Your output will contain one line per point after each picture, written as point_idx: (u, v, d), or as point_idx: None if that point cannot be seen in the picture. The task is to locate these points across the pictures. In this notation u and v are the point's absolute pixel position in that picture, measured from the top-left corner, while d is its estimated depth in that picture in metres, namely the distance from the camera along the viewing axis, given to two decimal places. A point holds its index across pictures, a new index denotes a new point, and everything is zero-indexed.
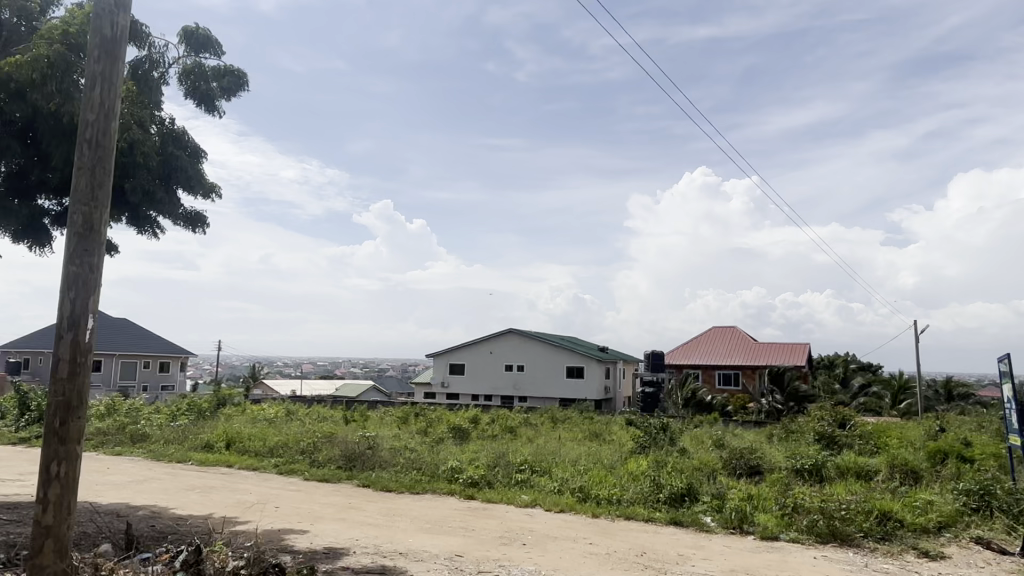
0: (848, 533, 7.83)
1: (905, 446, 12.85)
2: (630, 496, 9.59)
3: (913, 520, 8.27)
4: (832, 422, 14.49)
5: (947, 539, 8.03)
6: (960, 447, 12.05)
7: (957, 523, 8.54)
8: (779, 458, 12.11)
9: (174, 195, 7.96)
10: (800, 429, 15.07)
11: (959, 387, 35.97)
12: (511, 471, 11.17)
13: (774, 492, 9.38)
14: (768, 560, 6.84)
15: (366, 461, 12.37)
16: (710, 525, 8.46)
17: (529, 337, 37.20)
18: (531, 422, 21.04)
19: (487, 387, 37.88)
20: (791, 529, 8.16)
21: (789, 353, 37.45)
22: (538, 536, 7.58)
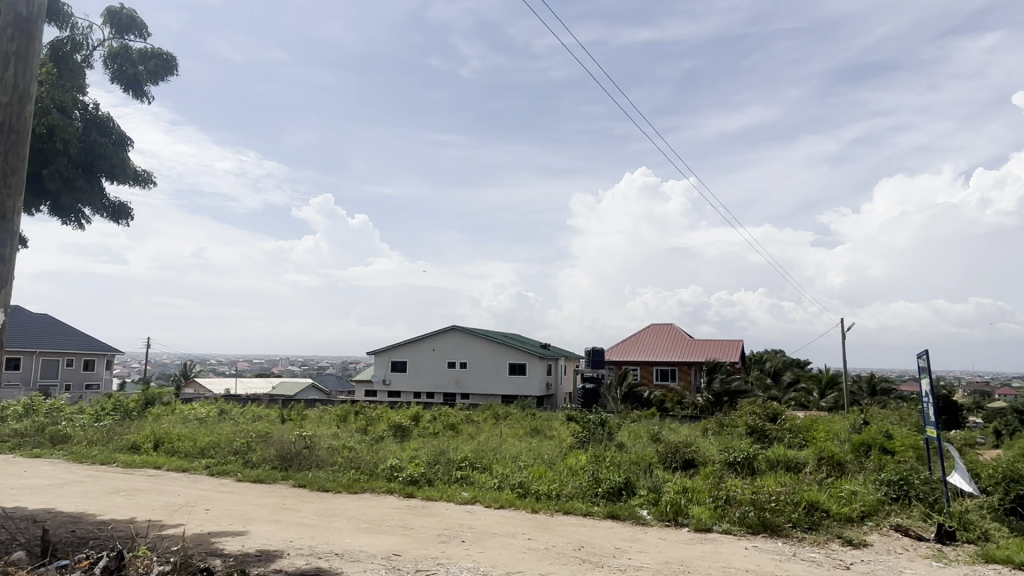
0: (777, 524, 8.09)
1: (831, 439, 13.39)
2: (568, 491, 9.67)
3: (838, 510, 8.62)
4: (763, 416, 14.97)
5: (869, 527, 8.40)
6: (882, 439, 12.63)
7: (879, 511, 8.95)
8: (713, 451, 12.43)
9: (98, 185, 7.57)
10: (733, 423, 15.50)
11: (881, 382, 37.73)
12: (451, 469, 11.11)
13: (708, 484, 9.62)
14: (702, 551, 7.00)
15: (302, 461, 12.10)
16: (646, 518, 8.62)
17: (471, 334, 37.14)
18: (472, 419, 21.01)
19: (429, 384, 37.62)
20: (724, 521, 8.38)
21: (723, 349, 38.55)
22: (477, 532, 7.56)
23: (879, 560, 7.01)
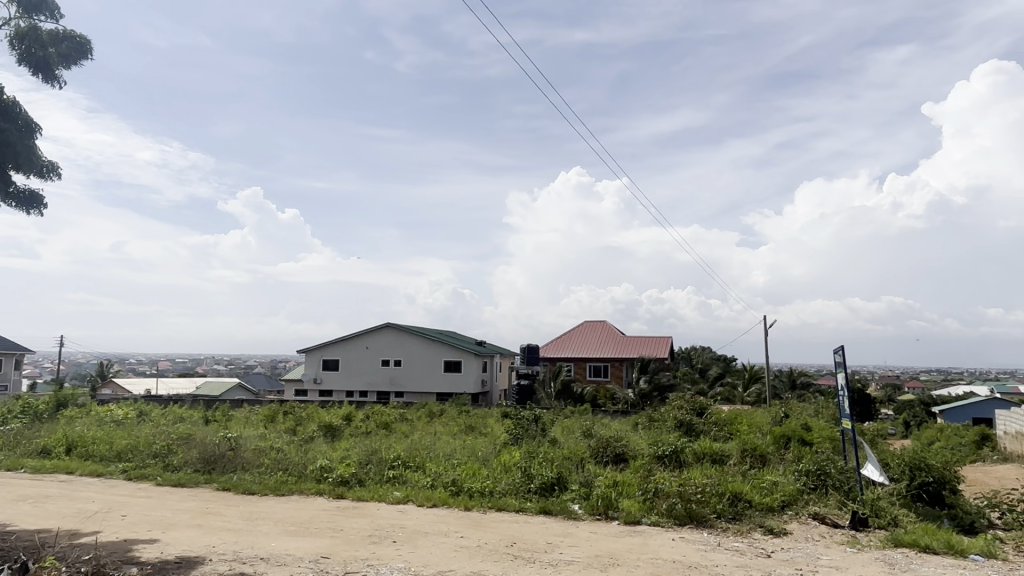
0: (703, 515, 8.33)
1: (754, 432, 13.90)
2: (502, 487, 9.69)
3: (760, 500, 8.95)
4: (691, 410, 15.41)
5: (789, 516, 8.76)
6: (800, 431, 13.20)
7: (798, 501, 9.34)
8: (643, 445, 12.71)
9: (3, 172, 7.09)
10: (662, 417, 15.90)
11: (800, 376, 39.46)
12: (383, 468, 10.96)
13: (638, 478, 9.82)
14: (631, 544, 7.14)
15: (227, 463, 11.69)
16: (578, 512, 8.73)
17: (406, 331, 36.77)
18: (406, 417, 20.80)
19: (363, 383, 37.04)
20: (652, 513, 8.56)
21: (654, 346, 39.45)
22: (408, 532, 7.48)
23: (799, 548, 7.30)
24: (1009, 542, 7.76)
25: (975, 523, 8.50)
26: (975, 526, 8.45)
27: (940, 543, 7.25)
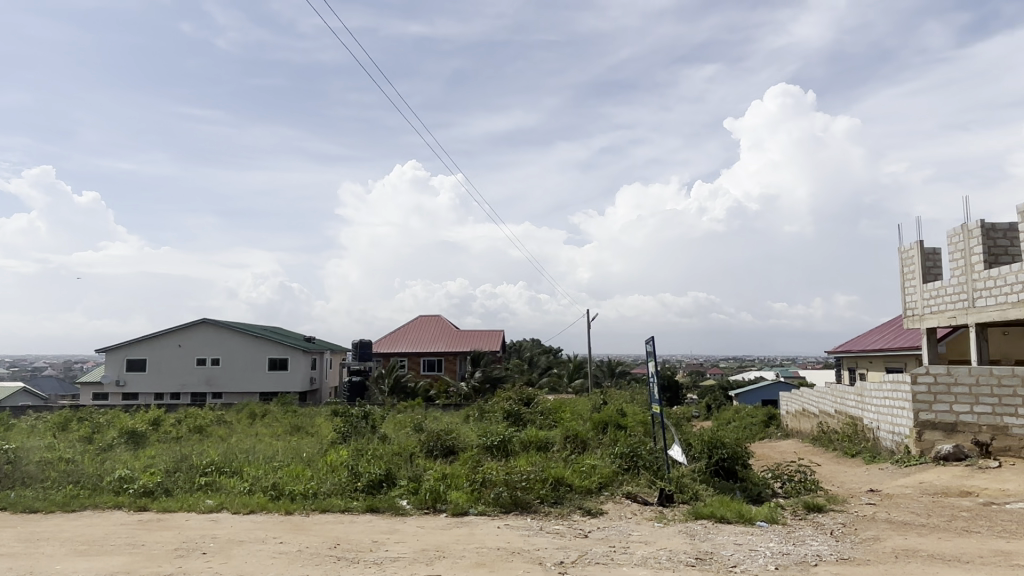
0: (527, 501, 8.63)
1: (576, 419, 14.64)
2: (326, 488, 9.35)
3: (580, 484, 9.43)
4: (518, 401, 15.90)
5: (606, 497, 9.32)
6: (617, 417, 14.13)
7: (614, 482, 9.98)
8: (472, 437, 12.87)
9: None
10: (491, 409, 16.23)
11: (619, 366, 42.21)
12: (194, 475, 10.16)
13: (466, 469, 9.94)
14: (457, 535, 7.20)
15: (3, 479, 10.20)
16: (406, 508, 8.65)
17: (225, 327, 34.36)
18: (225, 420, 19.43)
19: (175, 384, 34.12)
20: (479, 503, 8.70)
21: (486, 339, 40.15)
22: (221, 542, 6.98)
23: (613, 526, 7.80)
24: (787, 508, 8.82)
25: (762, 493, 9.56)
26: (762, 495, 9.50)
27: (733, 513, 8.08)
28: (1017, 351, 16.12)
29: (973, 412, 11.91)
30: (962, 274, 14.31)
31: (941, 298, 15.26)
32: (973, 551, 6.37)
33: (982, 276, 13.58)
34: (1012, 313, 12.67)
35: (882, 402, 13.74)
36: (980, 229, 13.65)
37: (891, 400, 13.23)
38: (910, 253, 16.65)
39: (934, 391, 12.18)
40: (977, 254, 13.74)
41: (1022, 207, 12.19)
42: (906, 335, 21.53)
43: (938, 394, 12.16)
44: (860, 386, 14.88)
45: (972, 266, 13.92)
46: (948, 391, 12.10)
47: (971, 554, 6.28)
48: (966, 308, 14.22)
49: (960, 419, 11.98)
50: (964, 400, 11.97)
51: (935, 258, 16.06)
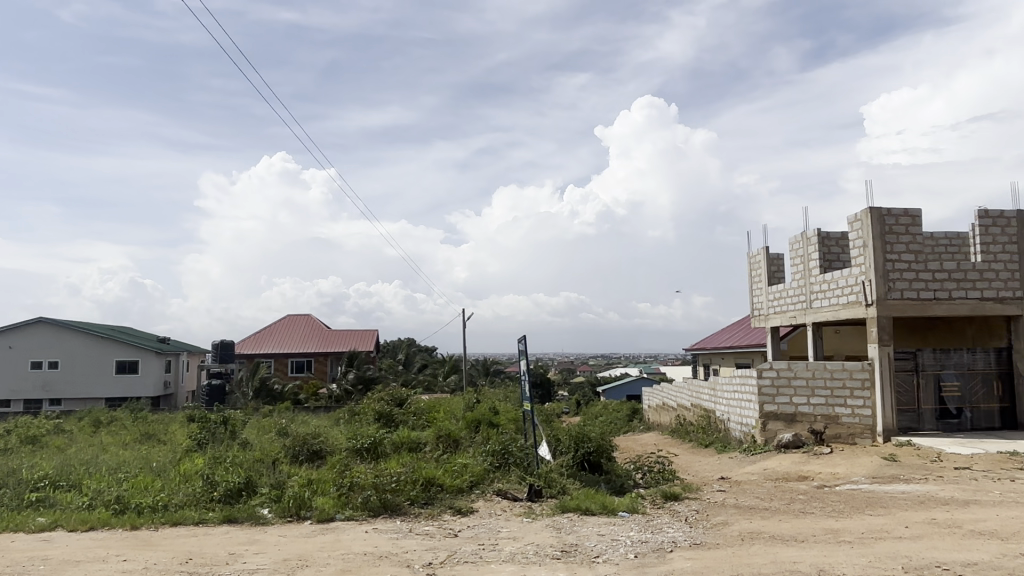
0: (397, 503, 8.51)
1: (449, 418, 14.63)
2: (178, 500, 8.72)
3: (451, 483, 9.41)
4: (390, 401, 15.62)
5: (476, 495, 9.37)
6: (489, 415, 14.27)
7: (484, 479, 10.05)
8: (340, 440, 12.52)
9: None
10: (362, 410, 15.84)
11: (492, 364, 42.66)
12: (24, 492, 9.13)
13: (333, 474, 9.63)
14: (322, 542, 6.95)
15: None
16: (267, 517, 8.25)
17: (66, 326, 31.24)
18: (63, 429, 17.66)
19: (3, 390, 30.61)
20: (347, 508, 8.46)
21: (359, 339, 39.17)
22: (53, 564, 6.31)
23: (482, 524, 7.86)
24: (648, 498, 9.27)
25: (624, 484, 9.99)
26: (624, 486, 9.94)
27: (597, 505, 8.38)
28: (845, 347, 17.94)
29: (810, 403, 13.10)
30: (801, 278, 15.71)
31: (783, 300, 16.67)
32: (808, 530, 7.01)
33: (818, 280, 14.96)
34: (842, 313, 14.08)
35: (733, 396, 14.79)
36: (817, 237, 15.04)
37: (740, 393, 14.27)
38: (758, 258, 18.06)
39: (778, 384, 13.24)
40: (814, 260, 15.13)
41: (851, 218, 13.56)
42: (754, 334, 23.34)
43: (781, 387, 13.25)
44: (713, 381, 15.95)
45: (810, 271, 15.31)
46: (789, 384, 13.21)
47: (807, 533, 6.91)
48: (804, 309, 15.63)
49: (798, 410, 13.13)
50: (803, 392, 13.12)
51: (778, 263, 17.56)
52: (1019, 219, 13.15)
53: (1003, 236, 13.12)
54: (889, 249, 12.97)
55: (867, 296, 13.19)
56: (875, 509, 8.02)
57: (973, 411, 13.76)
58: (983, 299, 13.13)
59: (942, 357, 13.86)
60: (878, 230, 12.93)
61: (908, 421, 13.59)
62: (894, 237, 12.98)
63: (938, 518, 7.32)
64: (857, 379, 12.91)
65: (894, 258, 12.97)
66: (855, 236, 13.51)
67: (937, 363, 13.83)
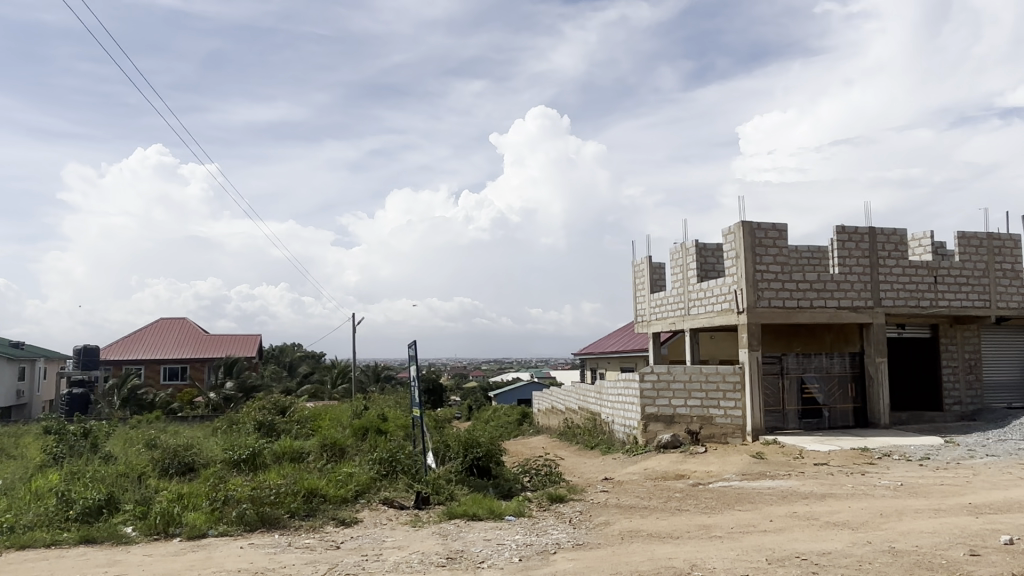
0: (276, 517, 8.15)
1: (335, 426, 14.22)
2: (27, 520, 7.94)
3: (335, 493, 9.13)
4: (272, 410, 14.96)
5: (361, 505, 9.14)
6: (377, 422, 14.00)
7: (370, 488, 9.83)
8: (216, 451, 11.86)
9: None
10: (241, 419, 15.08)
11: (383, 371, 41.90)
12: None
13: (207, 487, 9.10)
14: (192, 561, 6.54)
15: None
16: (131, 536, 7.66)
17: None
18: None
19: None
20: (221, 523, 8.01)
21: (240, 344, 37.33)
22: None
23: (366, 534, 7.67)
24: (534, 501, 9.40)
25: (512, 488, 10.08)
26: (512, 490, 10.03)
27: (484, 509, 8.40)
28: (719, 351, 19.06)
29: (687, 404, 13.78)
30: (680, 286, 16.51)
31: (664, 307, 17.45)
32: (682, 527, 7.34)
33: (696, 288, 15.77)
34: (717, 319, 14.92)
35: (617, 398, 15.31)
36: (695, 247, 15.88)
37: (624, 397, 14.78)
38: (642, 267, 18.82)
39: (658, 387, 13.81)
40: (692, 269, 15.96)
41: (726, 231, 14.39)
42: (637, 339, 24.32)
43: (661, 390, 13.82)
44: (599, 385, 16.44)
45: (688, 280, 16.11)
46: (668, 387, 13.81)
47: (681, 529, 7.24)
48: (683, 315, 16.43)
49: (677, 412, 13.76)
50: (681, 394, 13.78)
51: (660, 272, 18.37)
52: (870, 235, 14.43)
53: (856, 250, 14.37)
54: (758, 260, 13.89)
55: (739, 305, 14.05)
56: (744, 504, 8.53)
57: (831, 411, 14.96)
58: (840, 308, 14.31)
59: (805, 361, 14.92)
60: (749, 243, 13.82)
61: (774, 421, 14.59)
62: (764, 250, 13.92)
63: (798, 511, 7.88)
64: (730, 382, 13.70)
65: (763, 269, 13.90)
66: (728, 247, 14.36)
67: (800, 367, 14.86)
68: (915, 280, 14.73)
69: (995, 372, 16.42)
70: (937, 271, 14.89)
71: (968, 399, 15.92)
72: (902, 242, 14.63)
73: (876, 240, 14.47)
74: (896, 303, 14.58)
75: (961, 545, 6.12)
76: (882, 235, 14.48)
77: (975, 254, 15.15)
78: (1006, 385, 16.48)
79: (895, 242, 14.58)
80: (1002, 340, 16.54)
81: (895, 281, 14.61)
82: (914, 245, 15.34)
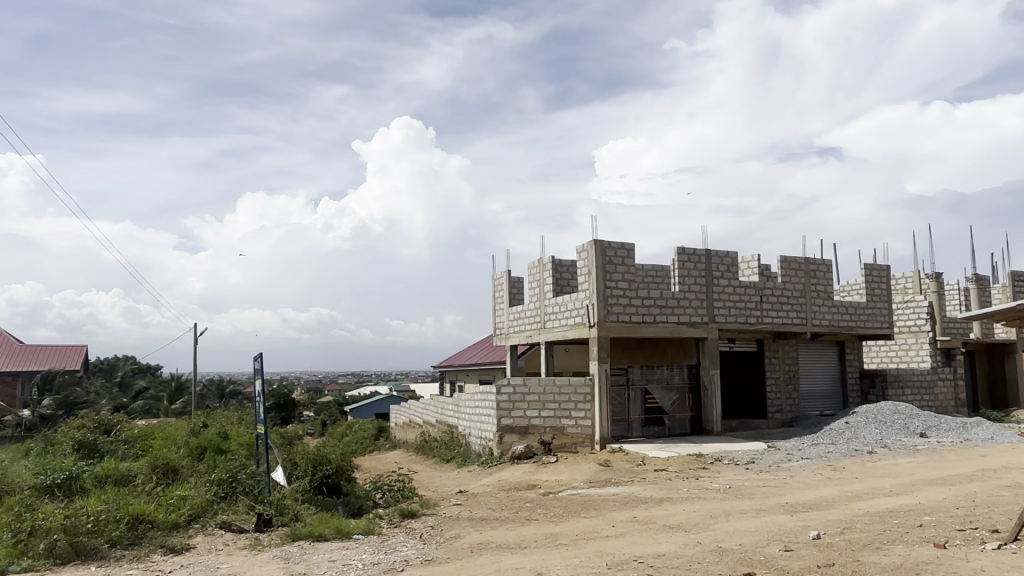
0: (93, 547, 7.37)
1: (169, 446, 13.13)
2: None
3: (165, 519, 8.41)
4: (95, 429, 13.54)
5: (195, 530, 8.50)
6: (217, 440, 13.11)
7: (206, 512, 9.15)
8: (24, 475, 10.54)
9: None
10: (56, 440, 13.50)
11: (229, 386, 39.34)
12: None
13: (11, 517, 8.06)
14: None
15: None
16: None
17: None
18: None
19: None
20: (25, 558, 7.11)
21: (62, 356, 33.57)
22: None
23: (198, 562, 7.12)
24: (384, 518, 9.18)
25: (362, 505, 9.81)
26: (362, 508, 9.75)
27: (331, 529, 8.08)
28: (573, 364, 19.78)
29: (541, 415, 14.14)
30: (536, 301, 16.97)
31: (521, 320, 17.85)
32: (530, 537, 7.48)
33: (551, 303, 16.28)
34: (570, 333, 15.47)
35: (474, 411, 15.39)
36: (551, 263, 16.41)
37: (480, 408, 14.91)
38: (501, 281, 19.14)
39: (514, 399, 14.05)
40: (548, 284, 16.47)
41: (579, 248, 14.99)
42: (496, 352, 24.64)
43: (516, 402, 14.06)
44: (456, 398, 16.44)
45: (544, 295, 16.61)
46: (523, 399, 14.09)
47: (528, 539, 7.38)
48: (538, 329, 16.87)
49: (531, 423, 14.06)
50: (534, 406, 14.12)
51: (518, 285, 18.78)
52: (707, 256, 15.63)
53: (694, 270, 15.50)
54: (608, 277, 14.58)
55: (590, 319, 14.65)
56: (589, 512, 8.85)
57: (670, 419, 15.95)
58: (680, 324, 15.33)
59: (648, 373, 15.82)
60: (600, 260, 14.49)
61: (620, 430, 15.34)
62: (613, 267, 14.63)
63: (637, 516, 8.30)
64: (580, 394, 14.22)
65: (612, 285, 14.62)
66: (582, 264, 14.95)
67: (644, 379, 15.75)
68: (744, 298, 16.11)
69: (810, 383, 18.30)
70: (763, 291, 16.39)
71: (787, 407, 17.61)
72: (734, 264, 15.96)
73: (711, 261, 15.69)
74: (728, 320, 15.85)
75: (777, 541, 6.72)
76: (717, 257, 15.74)
77: (794, 276, 16.84)
78: (818, 394, 18.40)
79: (728, 263, 15.88)
80: (815, 354, 18.48)
81: (727, 299, 15.89)
82: (744, 266, 16.78)
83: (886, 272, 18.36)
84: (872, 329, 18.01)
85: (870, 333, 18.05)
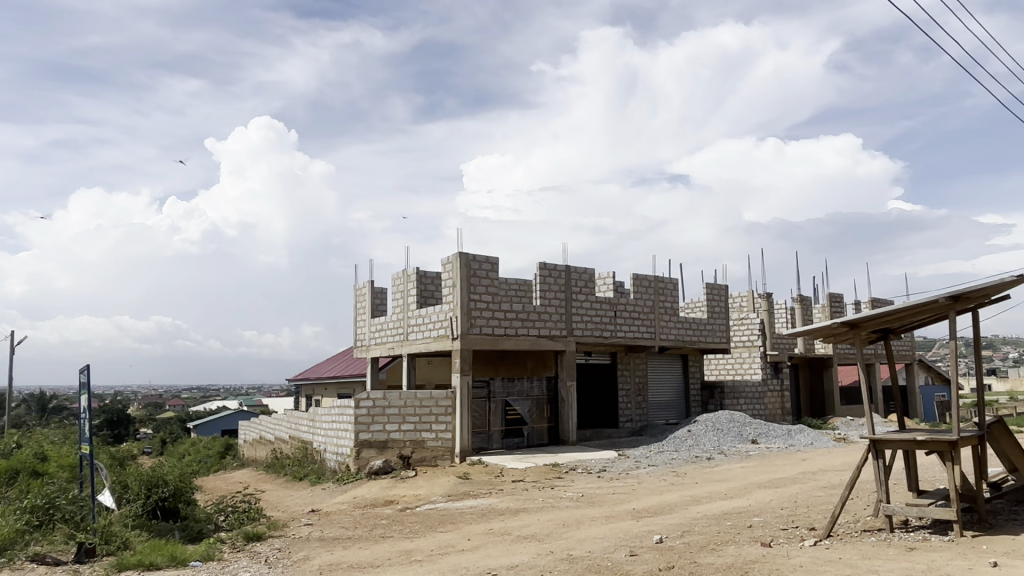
0: None
1: None
2: None
3: None
4: None
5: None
6: (33, 463, 11.68)
7: (15, 544, 8.10)
8: None
9: None
10: None
11: (51, 402, 35.30)
12: None
13: None
14: None
15: None
16: None
17: None
18: None
19: None
20: None
21: None
22: None
23: None
24: (226, 542, 8.58)
25: (202, 530, 9.12)
26: (202, 532, 9.06)
27: (164, 557, 7.44)
28: (435, 376, 19.66)
29: (401, 429, 13.90)
30: (400, 312, 16.73)
31: (383, 332, 17.51)
32: (383, 555, 7.29)
33: (415, 314, 16.12)
34: (432, 345, 15.37)
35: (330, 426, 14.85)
36: (415, 275, 16.28)
37: (337, 423, 14.40)
38: (364, 291, 18.68)
39: (373, 413, 13.69)
40: (411, 296, 16.29)
41: (444, 261, 14.98)
42: (356, 364, 24.02)
43: (376, 416, 13.70)
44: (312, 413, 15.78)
45: (407, 306, 16.43)
46: (383, 413, 13.77)
47: (381, 557, 7.20)
48: (400, 340, 16.62)
49: (390, 437, 13.76)
50: (394, 420, 13.85)
51: (381, 296, 18.42)
52: (566, 272, 16.17)
53: (555, 284, 15.99)
54: (472, 289, 14.68)
55: (453, 332, 14.65)
56: (445, 525, 8.80)
57: (530, 430, 16.34)
58: (540, 337, 15.70)
59: (509, 385, 16.16)
60: (465, 273, 14.56)
61: (480, 442, 15.51)
62: (477, 280, 14.75)
63: (493, 527, 8.35)
64: (442, 406, 14.16)
65: (476, 298, 14.73)
66: (446, 277, 14.97)
67: (505, 391, 16.10)
68: (599, 313, 16.81)
69: (658, 393, 19.42)
70: (617, 306, 17.19)
71: (637, 416, 18.55)
72: (591, 280, 16.62)
73: (570, 276, 16.25)
74: (585, 334, 16.47)
75: (623, 547, 7.01)
76: (575, 273, 16.32)
77: (645, 293, 17.83)
78: (665, 405, 19.59)
79: (586, 279, 16.52)
80: (663, 366, 19.68)
81: (584, 314, 16.50)
82: (600, 283, 17.54)
83: (725, 291, 19.89)
84: (712, 344, 19.44)
85: (711, 347, 19.47)
